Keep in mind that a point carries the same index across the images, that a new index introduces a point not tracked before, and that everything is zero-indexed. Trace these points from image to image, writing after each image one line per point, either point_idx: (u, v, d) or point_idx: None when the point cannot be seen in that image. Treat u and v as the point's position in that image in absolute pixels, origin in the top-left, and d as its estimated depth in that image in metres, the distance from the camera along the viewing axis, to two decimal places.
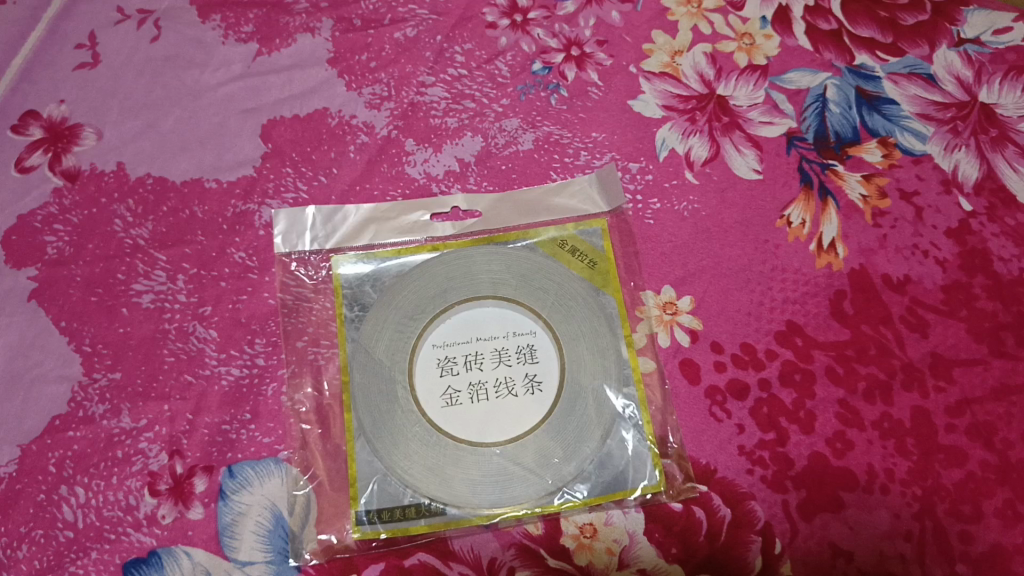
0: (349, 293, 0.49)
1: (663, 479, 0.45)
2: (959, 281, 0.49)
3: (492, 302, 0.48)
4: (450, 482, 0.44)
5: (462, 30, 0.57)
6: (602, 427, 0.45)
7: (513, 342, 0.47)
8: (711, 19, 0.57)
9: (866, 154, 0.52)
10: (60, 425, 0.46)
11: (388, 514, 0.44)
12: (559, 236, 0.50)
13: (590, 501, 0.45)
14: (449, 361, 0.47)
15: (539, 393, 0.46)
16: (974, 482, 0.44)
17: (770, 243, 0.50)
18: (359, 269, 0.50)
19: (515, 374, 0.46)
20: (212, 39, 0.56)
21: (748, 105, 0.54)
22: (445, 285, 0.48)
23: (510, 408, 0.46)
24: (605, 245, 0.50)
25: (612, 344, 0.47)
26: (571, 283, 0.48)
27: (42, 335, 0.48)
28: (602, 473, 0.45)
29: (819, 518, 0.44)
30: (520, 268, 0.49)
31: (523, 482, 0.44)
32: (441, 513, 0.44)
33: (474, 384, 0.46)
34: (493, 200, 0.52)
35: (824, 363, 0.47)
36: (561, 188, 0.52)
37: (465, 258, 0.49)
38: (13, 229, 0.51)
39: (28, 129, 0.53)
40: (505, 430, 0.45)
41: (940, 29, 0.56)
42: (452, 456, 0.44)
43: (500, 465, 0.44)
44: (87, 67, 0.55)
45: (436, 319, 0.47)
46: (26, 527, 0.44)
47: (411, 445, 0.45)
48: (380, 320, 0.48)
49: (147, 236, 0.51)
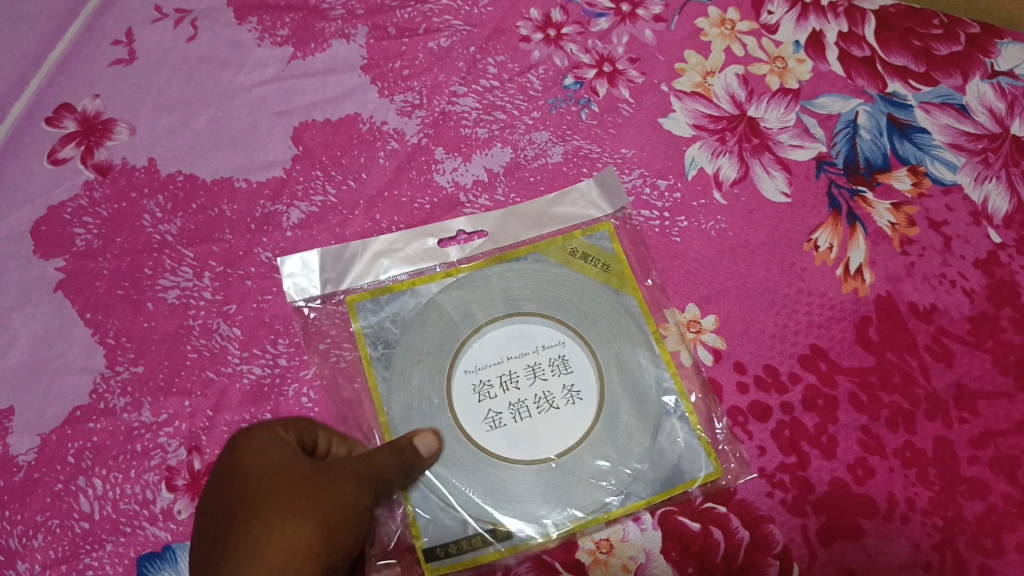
0: (370, 333, 0.49)
1: (717, 465, 0.46)
2: (987, 313, 0.48)
3: (522, 317, 0.49)
4: (512, 504, 0.45)
5: (496, 42, 0.57)
6: (649, 422, 0.46)
7: (544, 355, 0.48)
8: (744, 41, 0.57)
9: (896, 182, 0.52)
10: (81, 416, 0.46)
11: (455, 546, 0.45)
12: (569, 244, 0.51)
13: (653, 500, 0.45)
14: (484, 384, 0.47)
15: (580, 401, 0.47)
16: (996, 515, 0.44)
17: (797, 266, 0.50)
18: (376, 309, 0.50)
19: (552, 386, 0.47)
20: (248, 41, 0.57)
21: (779, 128, 0.54)
22: (473, 309, 0.49)
23: (554, 419, 0.46)
24: (615, 247, 0.51)
25: (643, 345, 0.48)
26: (597, 287, 0.50)
27: (67, 325, 0.48)
28: (658, 472, 0.46)
29: (838, 545, 0.43)
30: (545, 283, 0.49)
31: (582, 490, 0.45)
32: (509, 537, 0.45)
33: (514, 403, 0.47)
34: (498, 217, 0.52)
35: (847, 389, 0.47)
36: (560, 197, 0.53)
37: (484, 282, 0.49)
38: (43, 220, 0.51)
39: (63, 122, 0.54)
40: (556, 438, 0.46)
41: (974, 60, 0.56)
42: (509, 476, 0.45)
43: (557, 476, 0.45)
44: (123, 63, 0.56)
45: (468, 342, 0.48)
46: (43, 516, 0.44)
47: (463, 475, 0.45)
48: (407, 355, 0.48)
49: (175, 232, 0.51)
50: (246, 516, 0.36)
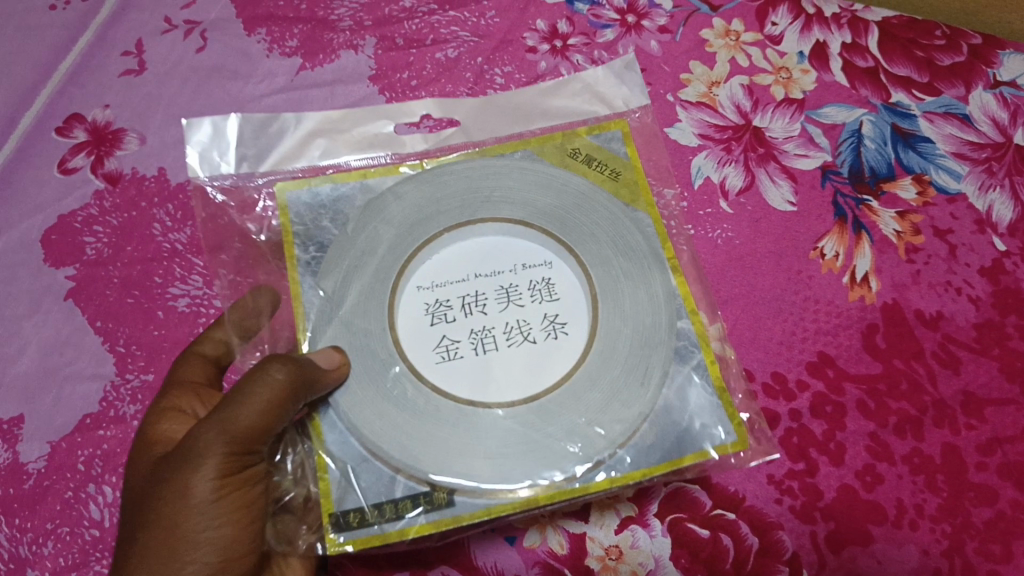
0: (301, 232, 0.46)
1: (742, 434, 0.43)
2: (992, 320, 0.49)
3: (502, 228, 0.46)
4: (450, 460, 0.40)
5: (503, 53, 0.58)
6: (646, 382, 0.42)
7: (524, 278, 0.45)
8: (748, 52, 0.58)
9: (901, 191, 0.52)
10: (91, 424, 0.46)
11: (356, 517, 0.41)
12: (573, 146, 0.50)
13: (634, 476, 0.41)
14: (442, 306, 0.44)
15: (564, 335, 0.43)
16: (1005, 521, 0.44)
17: (803, 273, 0.50)
18: (310, 197, 0.47)
19: (532, 316, 0.44)
20: (257, 52, 0.57)
21: (784, 137, 0.54)
22: (438, 209, 0.46)
23: (526, 355, 0.43)
24: (628, 151, 0.50)
25: (654, 268, 0.45)
26: (599, 199, 0.46)
27: (78, 333, 0.49)
28: (664, 440, 0.42)
29: (847, 551, 0.44)
30: (536, 177, 0.47)
31: (539, 445, 0.40)
32: (448, 505, 0.41)
33: (477, 332, 0.43)
34: (472, 107, 0.54)
35: (855, 396, 0.47)
36: (561, 86, 0.55)
37: (445, 174, 0.47)
38: (54, 229, 0.51)
39: (73, 131, 0.55)
40: (523, 377, 0.42)
41: (976, 71, 0.56)
42: (452, 423, 0.41)
43: (522, 429, 0.41)
44: (133, 74, 0.56)
45: (417, 252, 0.45)
46: (53, 524, 0.44)
47: (388, 408, 0.41)
48: (339, 258, 0.45)
49: (185, 241, 0.51)
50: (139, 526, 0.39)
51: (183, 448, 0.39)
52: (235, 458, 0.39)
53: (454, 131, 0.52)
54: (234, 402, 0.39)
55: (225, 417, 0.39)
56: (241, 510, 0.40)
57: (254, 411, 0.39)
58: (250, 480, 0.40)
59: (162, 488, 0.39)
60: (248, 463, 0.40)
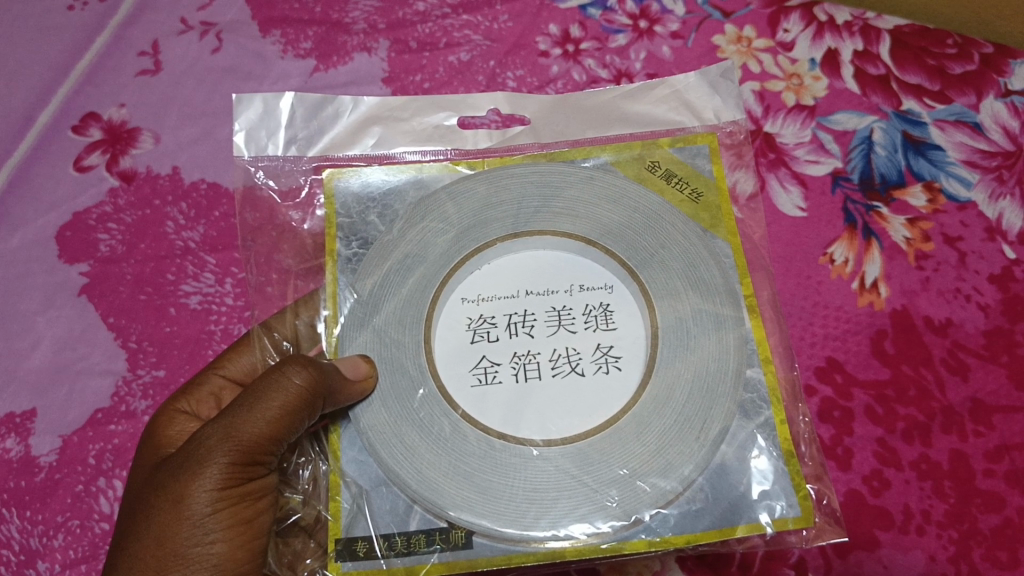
0: (345, 225, 0.47)
1: (806, 510, 0.41)
2: (1001, 327, 0.48)
3: (561, 246, 0.45)
4: (474, 497, 0.39)
5: (515, 57, 0.58)
6: (702, 436, 0.40)
7: (580, 302, 0.44)
8: (761, 58, 0.58)
9: (911, 198, 0.52)
10: (102, 418, 0.47)
11: (363, 547, 0.41)
12: (650, 159, 0.49)
13: (674, 541, 0.40)
14: (487, 324, 0.43)
15: (619, 369, 0.42)
16: (1012, 528, 0.44)
17: (813, 279, 0.51)
18: (357, 190, 0.48)
19: (586, 348, 0.43)
20: (272, 53, 0.58)
21: (795, 143, 0.55)
22: (485, 216, 0.45)
23: (579, 386, 0.42)
24: (717, 174, 0.48)
25: (726, 302, 0.42)
26: (673, 221, 0.44)
27: (91, 329, 0.49)
28: (716, 504, 0.41)
29: (853, 556, 0.44)
30: (599, 190, 0.46)
31: (570, 495, 0.39)
32: (464, 547, 0.40)
33: (522, 357, 0.42)
34: (543, 107, 0.54)
35: (863, 402, 0.47)
36: (649, 89, 0.54)
37: (499, 180, 0.46)
38: (69, 226, 0.52)
39: (89, 130, 0.55)
40: (566, 412, 0.41)
41: (987, 80, 0.56)
42: (487, 460, 0.40)
43: (566, 478, 0.39)
44: (149, 74, 0.57)
45: (463, 264, 0.44)
46: (63, 517, 0.44)
47: (414, 434, 0.40)
48: (380, 259, 0.44)
49: (198, 238, 0.52)
50: (135, 527, 0.38)
51: (188, 453, 0.39)
52: (240, 468, 0.39)
53: (522, 130, 0.52)
54: (243, 410, 0.39)
55: (232, 424, 0.39)
56: (241, 525, 0.39)
57: (262, 419, 0.39)
58: (254, 494, 0.40)
59: (162, 489, 0.38)
60: (253, 476, 0.40)
